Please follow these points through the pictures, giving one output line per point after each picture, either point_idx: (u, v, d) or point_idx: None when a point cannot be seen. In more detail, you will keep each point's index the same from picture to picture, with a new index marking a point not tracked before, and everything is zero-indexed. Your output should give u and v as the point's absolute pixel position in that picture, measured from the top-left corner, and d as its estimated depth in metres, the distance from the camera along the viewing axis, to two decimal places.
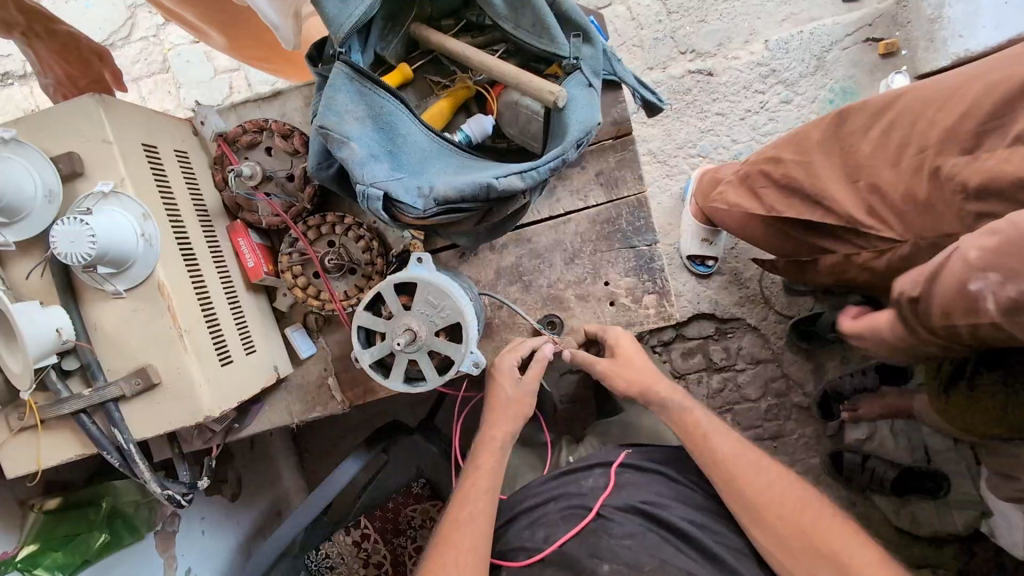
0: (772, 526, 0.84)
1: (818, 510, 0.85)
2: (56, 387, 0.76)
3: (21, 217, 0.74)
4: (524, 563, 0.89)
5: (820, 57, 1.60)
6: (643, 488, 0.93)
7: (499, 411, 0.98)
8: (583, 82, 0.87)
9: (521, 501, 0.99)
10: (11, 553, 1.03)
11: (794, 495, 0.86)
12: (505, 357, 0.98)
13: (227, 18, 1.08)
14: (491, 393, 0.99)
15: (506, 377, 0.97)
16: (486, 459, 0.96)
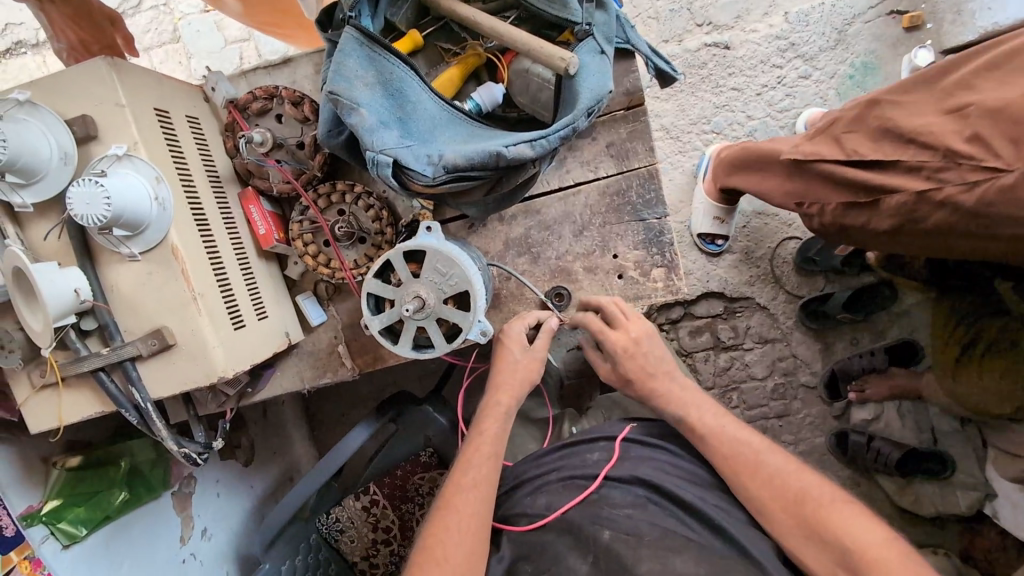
0: (773, 511, 0.85)
1: (819, 493, 0.84)
2: (75, 346, 0.78)
3: (37, 178, 0.75)
4: (524, 529, 0.91)
5: (841, 31, 1.55)
6: (646, 462, 0.93)
7: (504, 378, 0.98)
8: (595, 49, 0.85)
9: (525, 469, 1.01)
10: (37, 508, 1.08)
11: (795, 478, 0.86)
12: (511, 324, 0.99)
13: None
14: (498, 354, 1.00)
15: (515, 342, 0.98)
16: (492, 423, 0.97)
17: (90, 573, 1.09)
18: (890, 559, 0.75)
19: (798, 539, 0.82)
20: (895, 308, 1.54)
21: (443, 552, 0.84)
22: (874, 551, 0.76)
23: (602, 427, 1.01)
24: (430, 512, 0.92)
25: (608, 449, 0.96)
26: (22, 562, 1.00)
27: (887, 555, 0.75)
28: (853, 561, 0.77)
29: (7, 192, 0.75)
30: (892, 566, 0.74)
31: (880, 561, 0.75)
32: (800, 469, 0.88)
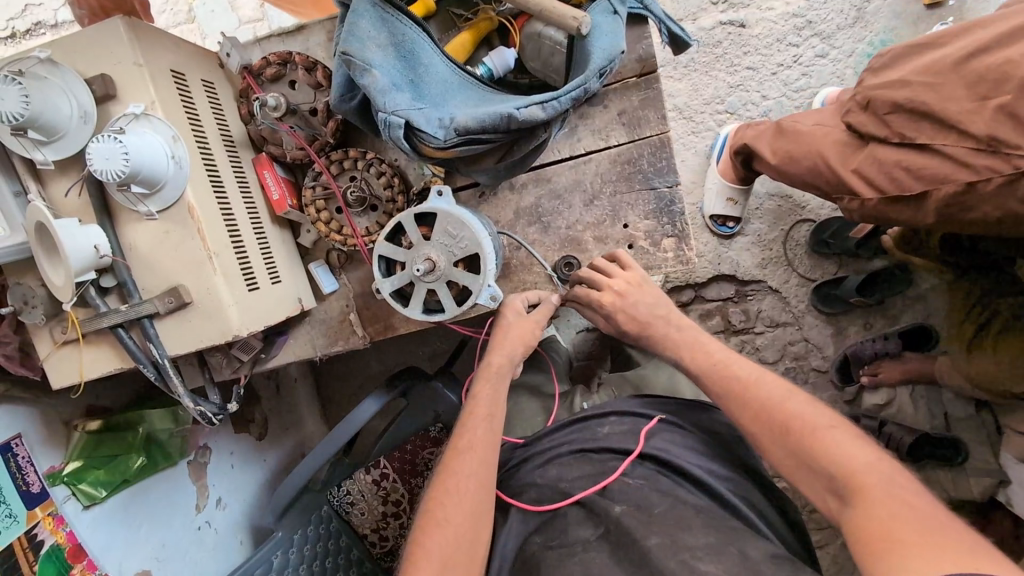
0: (766, 440, 0.81)
1: (809, 419, 0.78)
2: (95, 302, 0.80)
3: (59, 136, 0.76)
4: (528, 507, 0.90)
5: (860, 8, 1.52)
6: (657, 435, 0.93)
7: (502, 344, 0.99)
8: (608, 10, 0.85)
9: (537, 445, 1.01)
10: (58, 468, 1.11)
11: (787, 404, 0.81)
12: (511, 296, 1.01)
13: None
14: (494, 324, 1.02)
15: (510, 309, 1.00)
16: (488, 391, 0.97)
17: (110, 533, 1.12)
18: (877, 483, 0.69)
19: (790, 466, 0.78)
20: (911, 291, 1.52)
21: (444, 513, 0.85)
22: (861, 475, 0.70)
23: (615, 404, 1.03)
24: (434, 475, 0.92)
25: (618, 423, 0.98)
26: (46, 518, 1.04)
27: (876, 478, 0.70)
28: (840, 488, 0.72)
29: (29, 149, 0.77)
30: (879, 490, 0.68)
31: (866, 484, 0.69)
32: (794, 395, 0.82)
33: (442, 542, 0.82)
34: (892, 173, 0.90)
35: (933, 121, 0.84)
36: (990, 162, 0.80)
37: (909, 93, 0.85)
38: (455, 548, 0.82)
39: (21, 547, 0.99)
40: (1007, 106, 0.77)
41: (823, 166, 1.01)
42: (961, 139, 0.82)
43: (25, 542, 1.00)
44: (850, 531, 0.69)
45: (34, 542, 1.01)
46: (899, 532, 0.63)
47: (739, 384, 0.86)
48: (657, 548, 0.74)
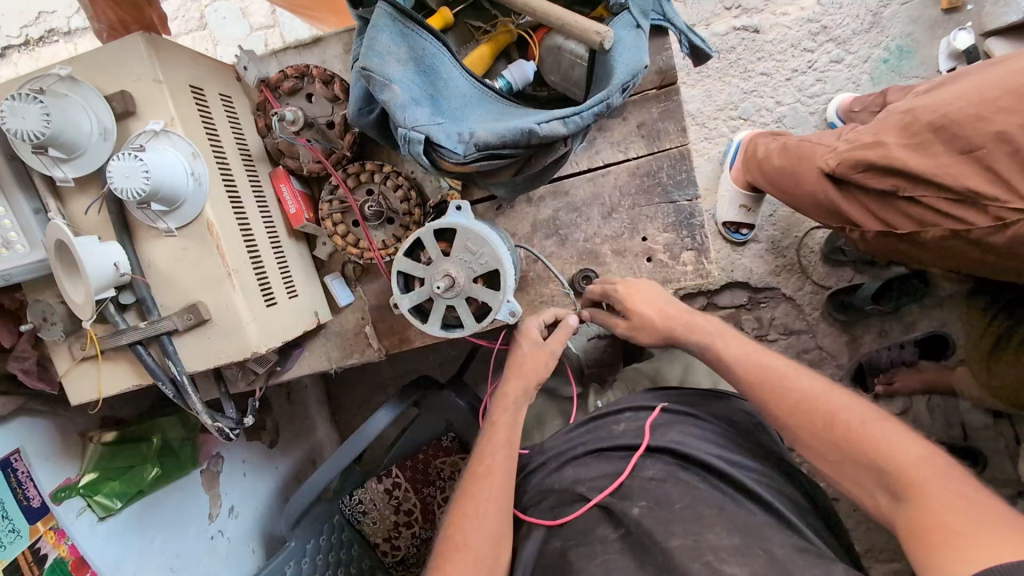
0: (806, 438, 0.78)
1: (849, 413, 0.76)
2: (114, 319, 0.79)
3: (79, 153, 0.76)
4: (551, 522, 0.86)
5: (876, 13, 1.50)
6: (666, 431, 0.90)
7: (516, 369, 0.98)
8: (631, 24, 0.84)
9: (551, 446, 1.00)
10: (74, 480, 1.12)
11: (823, 398, 0.79)
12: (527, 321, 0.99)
13: None
14: (511, 353, 1.00)
15: (524, 337, 0.98)
16: (508, 417, 0.96)
17: (123, 547, 1.12)
18: (930, 478, 0.66)
19: (830, 461, 0.76)
20: (928, 300, 1.49)
21: (464, 538, 0.84)
22: (914, 469, 0.68)
23: (630, 399, 1.00)
24: (455, 496, 0.91)
25: (634, 420, 0.95)
26: (49, 531, 1.02)
27: (927, 472, 0.67)
28: (890, 482, 0.69)
29: (49, 166, 0.76)
30: (934, 483, 0.66)
31: (918, 479, 0.67)
32: (831, 388, 0.80)
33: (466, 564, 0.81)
34: (886, 213, 0.95)
35: (907, 176, 0.88)
36: (968, 214, 0.85)
37: (881, 153, 0.90)
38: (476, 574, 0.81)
39: (26, 561, 0.98)
40: (981, 157, 0.82)
41: (822, 195, 1.03)
42: (942, 193, 0.86)
43: (28, 556, 0.99)
44: (908, 531, 0.66)
45: (38, 555, 1.00)
46: (956, 528, 0.61)
47: (771, 382, 0.83)
48: (680, 549, 0.72)
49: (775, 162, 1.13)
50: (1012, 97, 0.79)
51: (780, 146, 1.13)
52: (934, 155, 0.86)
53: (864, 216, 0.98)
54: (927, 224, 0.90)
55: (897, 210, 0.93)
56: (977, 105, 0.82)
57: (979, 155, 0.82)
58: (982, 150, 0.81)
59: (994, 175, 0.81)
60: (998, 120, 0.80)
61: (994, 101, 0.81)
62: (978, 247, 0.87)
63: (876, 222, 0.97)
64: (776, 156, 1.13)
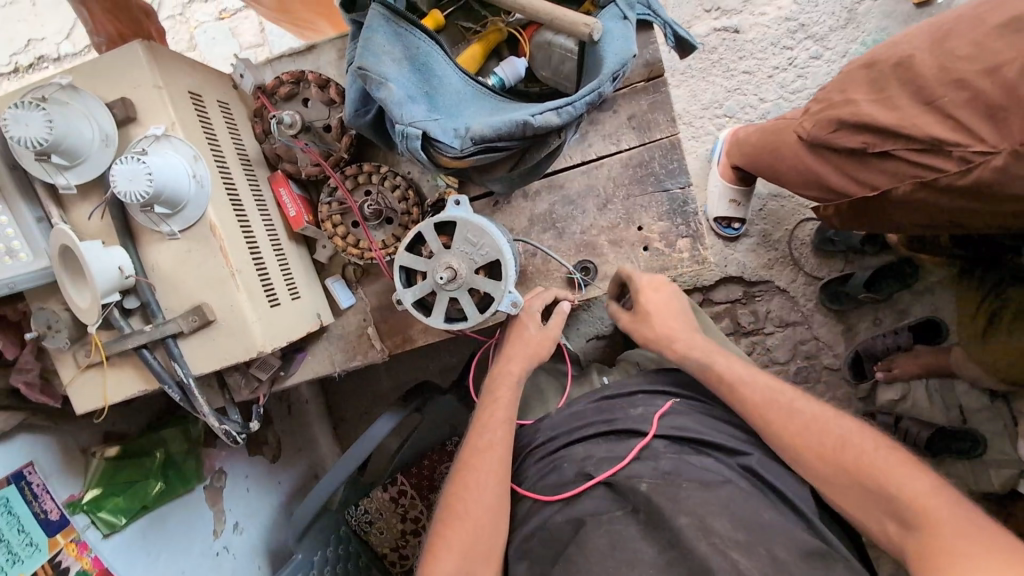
0: (816, 465, 0.82)
1: (862, 443, 0.80)
2: (119, 323, 0.79)
3: (80, 160, 0.77)
4: (555, 497, 0.87)
5: (851, 10, 1.55)
6: (674, 413, 0.93)
7: (516, 346, 0.99)
8: (618, 15, 0.86)
9: (553, 426, 0.99)
10: (78, 496, 1.11)
11: (835, 426, 0.83)
12: (530, 300, 1.00)
13: None
14: (513, 328, 1.00)
15: (529, 318, 0.99)
16: (506, 388, 0.97)
17: (129, 562, 1.11)
18: (940, 509, 0.71)
19: (843, 488, 0.79)
20: (918, 285, 1.52)
21: (464, 507, 0.86)
22: (925, 500, 0.72)
23: (639, 381, 1.01)
24: (453, 470, 0.93)
25: (648, 405, 0.95)
26: (68, 544, 1.04)
27: (937, 504, 0.72)
28: (904, 512, 0.73)
29: (52, 174, 0.77)
30: (943, 514, 0.71)
31: (931, 511, 0.71)
32: (840, 417, 0.85)
33: (464, 534, 0.84)
34: (865, 174, 0.95)
35: (878, 131, 0.90)
36: (934, 160, 0.86)
37: (851, 109, 0.92)
38: (473, 541, 0.83)
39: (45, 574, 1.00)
40: (943, 106, 0.83)
41: (803, 163, 1.05)
42: (908, 143, 0.87)
43: (49, 569, 1.01)
44: (918, 558, 0.71)
45: (58, 568, 1.02)
46: (967, 555, 0.66)
47: (782, 406, 0.87)
48: (688, 528, 0.72)
49: (758, 139, 1.17)
50: (971, 47, 0.81)
51: (759, 134, 1.18)
52: (902, 108, 0.87)
53: (854, 185, 0.98)
54: (901, 179, 0.91)
55: (869, 167, 0.94)
56: (941, 59, 0.84)
57: (940, 105, 0.84)
58: (941, 100, 0.83)
59: (954, 121, 0.82)
60: (958, 69, 0.82)
61: (956, 53, 0.82)
62: (953, 197, 0.88)
63: (863, 188, 0.97)
64: (760, 138, 1.17)
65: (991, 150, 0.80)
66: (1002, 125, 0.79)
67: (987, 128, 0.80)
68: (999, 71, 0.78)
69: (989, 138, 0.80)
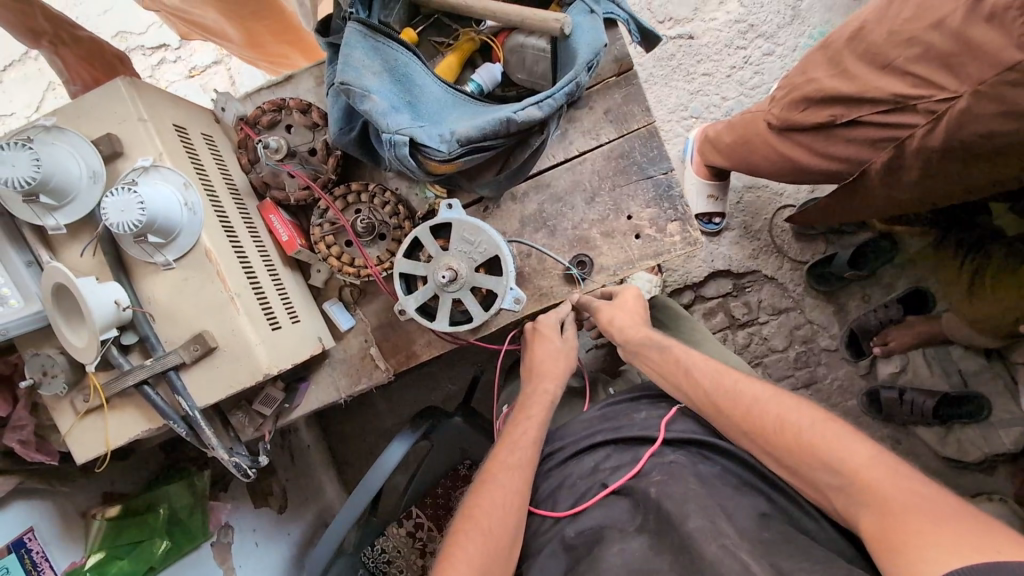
0: (765, 447, 0.77)
1: (799, 418, 0.75)
2: (118, 361, 0.78)
3: (69, 199, 0.76)
4: (564, 513, 0.84)
5: (794, 7, 1.64)
6: (680, 417, 0.91)
7: (546, 367, 1.02)
8: (585, 10, 0.91)
9: (568, 437, 0.97)
10: (80, 563, 1.07)
11: (772, 406, 0.78)
12: (545, 315, 1.07)
13: (246, 10, 1.12)
14: (535, 347, 1.05)
15: (552, 333, 1.05)
16: (540, 409, 0.96)
17: None
18: (883, 480, 0.65)
19: (790, 468, 0.74)
20: (899, 258, 1.55)
21: (488, 522, 0.80)
22: (867, 472, 0.67)
23: (641, 388, 1.02)
24: (470, 487, 0.88)
25: (652, 409, 0.95)
26: None
27: (879, 474, 0.66)
28: (848, 486, 0.68)
29: (41, 216, 0.76)
30: (887, 485, 0.65)
31: (873, 481, 0.66)
32: (779, 396, 0.79)
33: (485, 548, 0.78)
34: (828, 143, 1.00)
35: (842, 101, 0.93)
36: (903, 118, 0.89)
37: (815, 86, 0.96)
38: (493, 555, 0.78)
39: None
40: (900, 65, 0.87)
41: (769, 147, 1.10)
42: (873, 107, 0.90)
43: None
44: (871, 536, 0.64)
45: None
46: (917, 527, 0.60)
47: (726, 390, 0.83)
48: (699, 531, 0.68)
49: (726, 139, 1.23)
50: (913, 8, 0.86)
51: (725, 132, 1.24)
52: (858, 77, 0.91)
53: (814, 156, 1.03)
54: (870, 144, 0.95)
55: (838, 138, 0.98)
56: (887, 24, 0.88)
57: (895, 66, 0.87)
58: (897, 60, 0.87)
59: (914, 77, 0.85)
60: (907, 30, 0.85)
61: (900, 17, 0.87)
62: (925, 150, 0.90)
63: (821, 156, 1.02)
64: (728, 135, 1.22)
65: (952, 95, 0.82)
66: (958, 72, 0.81)
67: (945, 77, 0.83)
68: (944, 24, 0.81)
69: (948, 85, 0.82)
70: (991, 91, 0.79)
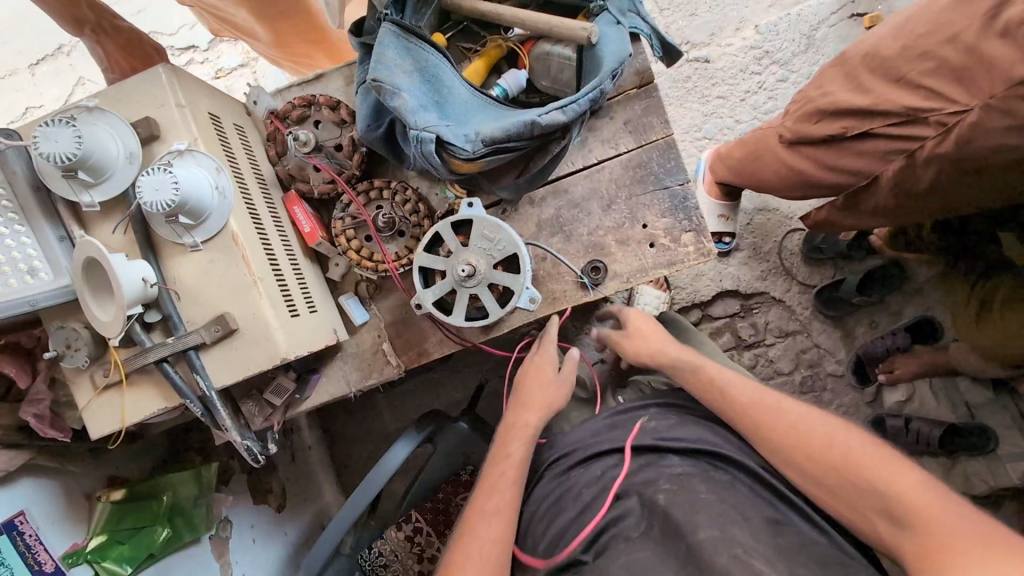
0: (808, 465, 0.77)
1: (847, 439, 0.76)
2: (140, 338, 0.79)
3: (105, 177, 0.79)
4: (569, 522, 0.84)
5: (809, 36, 1.67)
6: (692, 428, 0.90)
7: (531, 395, 1.04)
8: (611, 21, 0.94)
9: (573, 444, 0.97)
10: (82, 545, 1.06)
11: (821, 426, 0.79)
12: (543, 351, 1.10)
13: (275, 10, 1.15)
14: (524, 380, 1.07)
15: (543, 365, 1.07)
16: (523, 438, 0.97)
17: None
18: (930, 502, 0.66)
19: (831, 487, 0.75)
20: (908, 286, 1.55)
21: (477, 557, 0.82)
22: (913, 494, 0.67)
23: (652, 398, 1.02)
24: (475, 490, 0.93)
25: (663, 418, 0.95)
26: None
27: (926, 497, 0.67)
28: (892, 507, 0.68)
29: (77, 192, 0.78)
30: (934, 509, 0.65)
31: (920, 504, 0.66)
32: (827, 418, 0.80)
33: None
34: (839, 157, 1.02)
35: (854, 114, 0.96)
36: (915, 131, 0.91)
37: (830, 99, 0.99)
38: None
39: None
40: (911, 79, 0.89)
41: (779, 159, 1.12)
42: (885, 119, 0.92)
43: None
44: (917, 559, 0.64)
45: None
46: (967, 551, 0.60)
47: (768, 407, 0.84)
48: (709, 542, 0.67)
49: (736, 155, 1.25)
50: (926, 26, 0.89)
51: (734, 150, 1.27)
52: (872, 89, 0.94)
53: (822, 169, 1.06)
54: (881, 157, 0.97)
55: (851, 151, 1.00)
56: (902, 40, 0.91)
57: (908, 79, 0.90)
58: (910, 74, 0.89)
59: (925, 91, 0.88)
60: (921, 44, 0.88)
61: (913, 33, 0.90)
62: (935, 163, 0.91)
63: (827, 170, 1.05)
64: (738, 150, 1.25)
65: (963, 108, 0.84)
66: (970, 85, 0.83)
67: (957, 90, 0.85)
68: (957, 39, 0.84)
69: (959, 98, 0.85)
70: (1002, 105, 0.80)
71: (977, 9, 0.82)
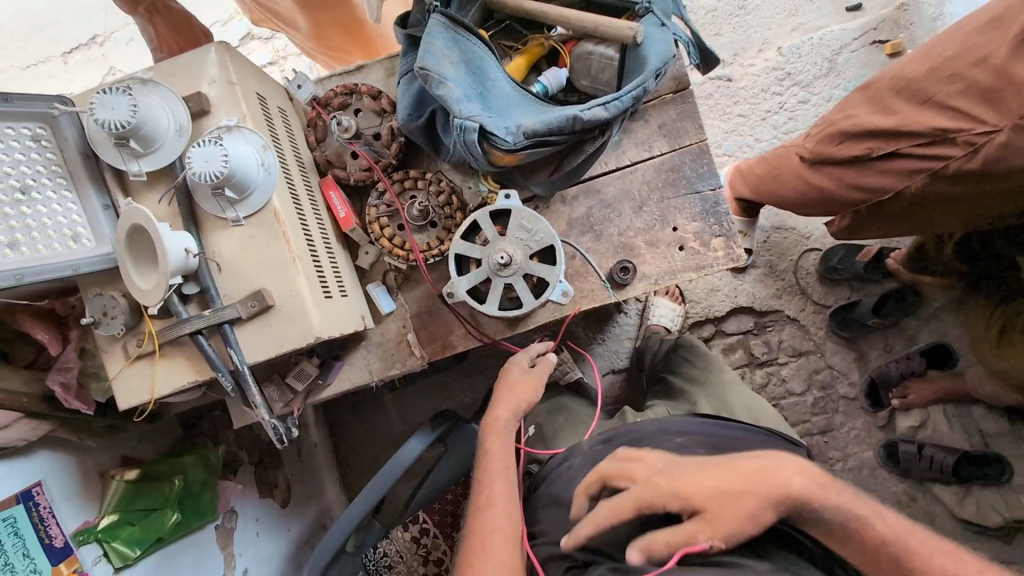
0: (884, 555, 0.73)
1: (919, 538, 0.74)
2: (178, 309, 0.79)
3: (153, 148, 0.80)
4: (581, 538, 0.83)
5: (831, 60, 1.69)
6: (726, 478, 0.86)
7: (506, 394, 1.03)
8: (656, 22, 0.96)
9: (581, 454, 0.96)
10: (93, 523, 1.04)
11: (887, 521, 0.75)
12: (516, 356, 1.07)
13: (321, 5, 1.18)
14: (500, 380, 1.06)
15: (515, 364, 1.05)
16: (501, 440, 0.97)
17: None
18: None
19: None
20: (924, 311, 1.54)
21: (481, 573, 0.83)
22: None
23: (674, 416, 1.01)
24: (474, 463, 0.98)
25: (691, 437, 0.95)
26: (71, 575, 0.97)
27: None
28: None
29: (126, 160, 0.80)
30: None
31: None
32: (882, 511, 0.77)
33: None
34: (863, 177, 1.02)
35: (878, 135, 0.96)
36: (942, 150, 0.91)
37: (851, 121, 1.00)
38: None
39: None
40: (941, 100, 0.90)
41: (803, 174, 1.11)
42: (911, 140, 0.93)
43: None
44: None
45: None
46: None
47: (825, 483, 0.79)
48: None
49: (758, 171, 1.25)
50: (955, 48, 0.89)
51: (755, 165, 1.27)
52: (899, 111, 0.94)
53: (848, 189, 1.05)
54: (905, 177, 0.97)
55: (877, 170, 1.00)
56: (928, 61, 0.92)
57: (937, 100, 0.90)
58: (939, 95, 0.90)
59: (953, 111, 0.89)
60: (948, 66, 0.89)
61: (940, 56, 0.91)
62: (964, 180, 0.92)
63: (848, 186, 1.04)
64: (761, 166, 1.25)
65: (992, 128, 0.86)
66: (1001, 106, 0.85)
67: (986, 111, 0.86)
68: (986, 61, 0.85)
69: (989, 118, 0.86)
70: None
71: (1009, 31, 0.83)
